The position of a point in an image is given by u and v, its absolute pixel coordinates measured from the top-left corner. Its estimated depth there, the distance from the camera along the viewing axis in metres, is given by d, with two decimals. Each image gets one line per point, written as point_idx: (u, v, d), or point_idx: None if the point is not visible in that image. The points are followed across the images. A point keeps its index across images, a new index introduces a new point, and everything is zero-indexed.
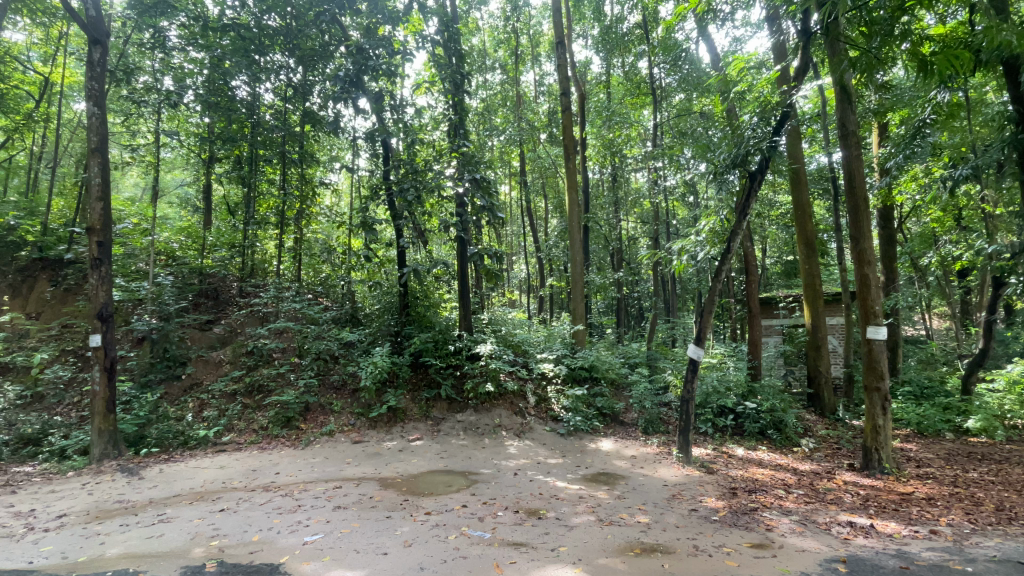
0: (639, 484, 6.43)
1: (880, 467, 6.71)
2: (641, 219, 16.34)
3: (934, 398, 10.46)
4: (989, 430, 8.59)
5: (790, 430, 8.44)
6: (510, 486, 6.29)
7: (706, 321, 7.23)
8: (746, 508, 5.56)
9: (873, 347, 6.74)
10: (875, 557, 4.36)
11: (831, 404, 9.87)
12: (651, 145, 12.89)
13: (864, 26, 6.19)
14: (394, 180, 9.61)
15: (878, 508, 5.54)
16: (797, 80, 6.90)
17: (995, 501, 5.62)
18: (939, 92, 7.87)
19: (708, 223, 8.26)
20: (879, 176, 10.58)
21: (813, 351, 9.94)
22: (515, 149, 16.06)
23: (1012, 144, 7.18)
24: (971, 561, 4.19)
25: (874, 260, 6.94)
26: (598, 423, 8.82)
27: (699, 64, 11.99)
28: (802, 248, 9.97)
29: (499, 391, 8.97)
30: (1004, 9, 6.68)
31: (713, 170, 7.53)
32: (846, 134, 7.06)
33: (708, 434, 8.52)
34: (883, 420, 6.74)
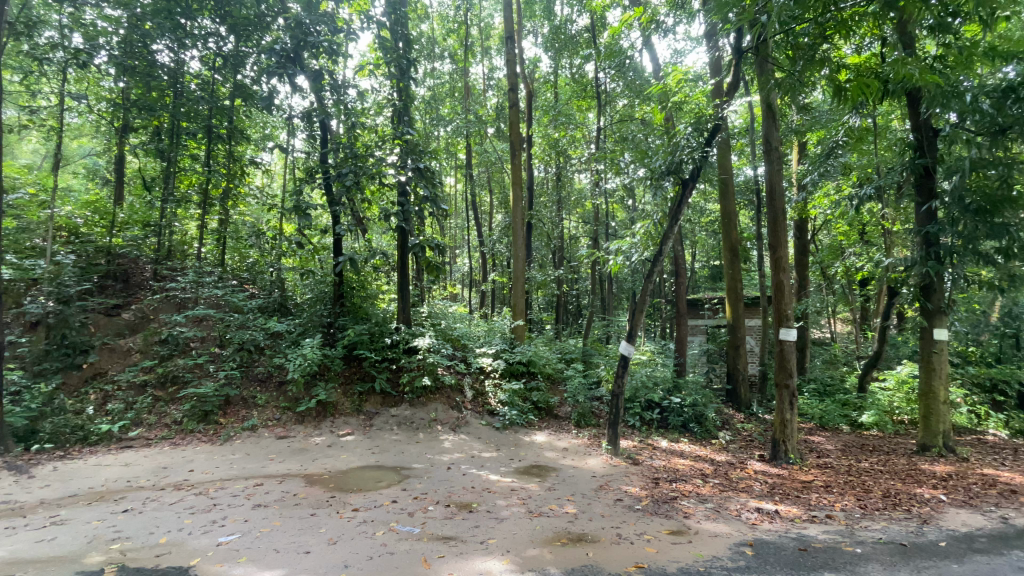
0: (569, 475, 6.61)
1: (787, 458, 7.31)
2: (583, 219, 16.76)
3: (834, 395, 11.54)
4: (880, 424, 9.60)
5: (709, 424, 9.00)
6: (442, 480, 6.26)
7: (638, 319, 7.50)
8: (667, 497, 5.88)
9: (785, 347, 7.31)
10: (779, 540, 4.75)
11: (746, 400, 10.62)
12: (594, 148, 13.24)
13: (789, 50, 6.71)
14: (333, 164, 9.17)
15: (783, 495, 6.05)
16: (728, 95, 7.36)
17: (882, 489, 6.29)
18: (852, 118, 8.68)
19: (643, 225, 8.57)
20: (797, 191, 11.50)
21: (732, 350, 10.66)
22: (462, 142, 15.94)
23: (911, 167, 8.00)
24: (860, 543, 4.67)
25: (788, 267, 7.48)
26: (534, 417, 8.98)
27: (643, 73, 12.48)
28: (728, 254, 10.56)
29: (436, 385, 8.86)
30: (909, 45, 7.41)
31: (650, 175, 7.86)
32: (770, 150, 7.58)
33: (635, 427, 8.90)
34: (790, 414, 7.35)
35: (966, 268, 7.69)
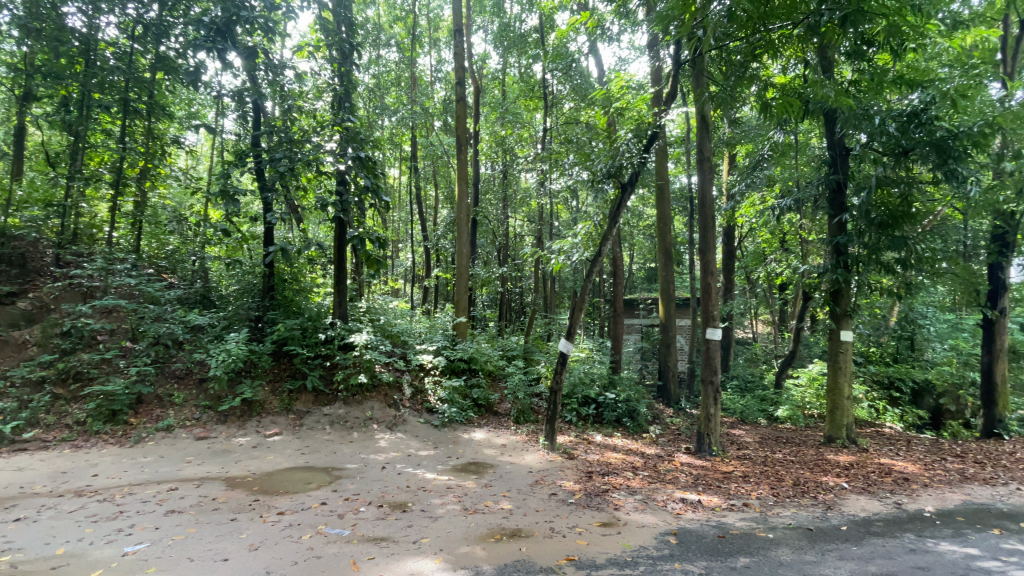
0: (506, 472, 6.66)
1: (710, 450, 7.76)
2: (528, 218, 16.92)
3: (754, 391, 12.38)
4: (793, 417, 10.42)
5: (641, 418, 9.38)
6: (375, 480, 6.11)
7: (577, 317, 7.65)
8: (599, 490, 6.07)
9: (711, 346, 7.76)
10: (700, 529, 5.03)
11: (676, 395, 11.17)
12: (540, 148, 13.41)
13: (723, 66, 7.11)
14: (266, 148, 8.68)
15: (706, 485, 6.42)
16: (666, 104, 7.69)
17: (793, 477, 6.83)
18: (777, 134, 9.37)
19: (584, 227, 8.80)
20: (726, 200, 12.22)
21: (664, 349, 11.16)
22: (407, 133, 15.62)
23: (827, 182, 8.73)
24: (772, 528, 5.04)
25: (716, 271, 7.94)
26: (473, 414, 8.96)
27: (589, 78, 12.77)
28: (662, 257, 11.02)
29: (372, 383, 8.62)
30: (828, 69, 8.02)
31: (592, 178, 8.09)
32: (703, 159, 8.00)
33: (572, 422, 9.12)
34: (715, 409, 7.80)
35: (870, 276, 8.46)
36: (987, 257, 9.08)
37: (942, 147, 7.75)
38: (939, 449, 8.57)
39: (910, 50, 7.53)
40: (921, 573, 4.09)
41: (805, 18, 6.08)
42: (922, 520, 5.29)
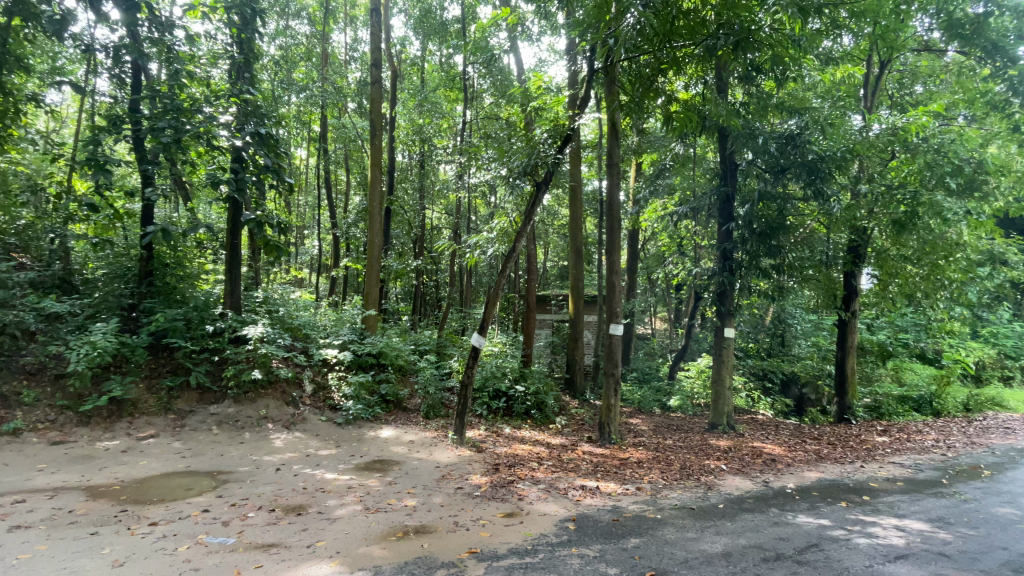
0: (412, 468, 6.56)
1: (610, 438, 8.23)
2: (446, 211, 16.76)
3: (651, 381, 13.32)
4: (683, 406, 11.44)
5: (549, 410, 9.69)
6: (268, 483, 5.72)
7: (490, 310, 7.66)
8: (505, 481, 6.20)
9: (613, 341, 8.23)
10: (597, 514, 5.32)
11: (581, 387, 11.70)
12: (459, 140, 13.33)
13: (633, 77, 7.56)
14: (147, 115, 7.69)
15: (605, 472, 6.81)
16: (581, 108, 7.98)
17: (681, 462, 7.47)
18: (677, 146, 10.24)
19: (500, 223, 8.93)
20: (633, 205, 13.01)
21: (572, 344, 11.64)
22: (317, 113, 14.73)
23: (718, 193, 9.62)
24: (661, 510, 5.48)
25: (621, 271, 8.41)
26: (380, 410, 8.70)
27: (510, 75, 12.80)
28: (573, 256, 11.44)
29: (268, 380, 8.04)
30: (723, 89, 8.78)
31: (508, 175, 8.29)
32: (613, 165, 8.41)
33: (482, 416, 9.19)
34: (615, 400, 8.27)
35: (750, 280, 9.43)
36: (843, 267, 10.51)
37: (811, 168, 8.92)
38: (801, 433, 9.83)
39: (790, 80, 8.47)
40: (782, 542, 4.65)
41: (704, 40, 6.76)
42: (784, 496, 6.03)
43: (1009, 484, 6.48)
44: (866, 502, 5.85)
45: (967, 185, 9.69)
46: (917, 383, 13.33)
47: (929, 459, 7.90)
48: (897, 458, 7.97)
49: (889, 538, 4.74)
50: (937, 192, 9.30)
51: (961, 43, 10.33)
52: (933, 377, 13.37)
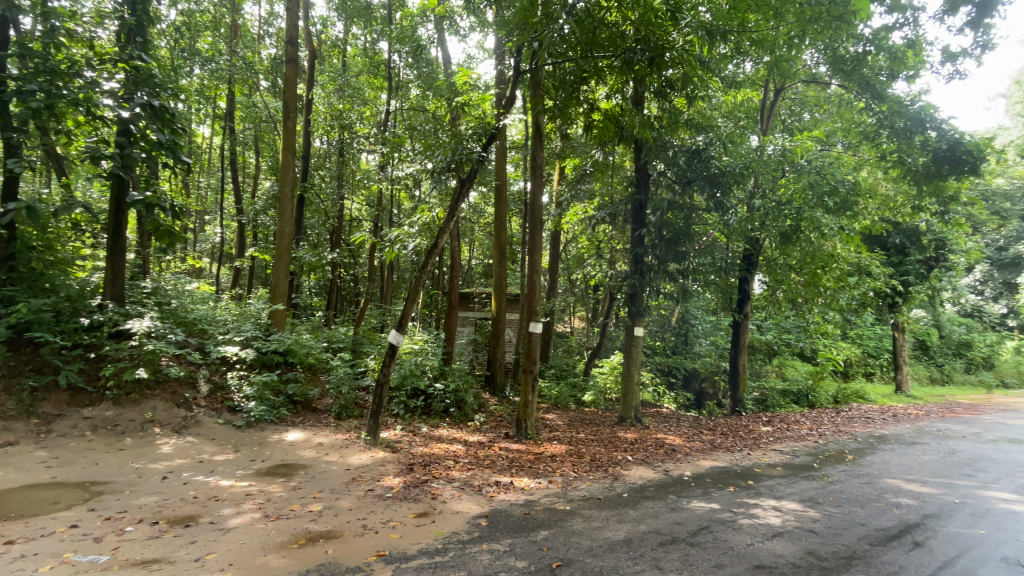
0: (319, 472, 6.26)
1: (527, 434, 8.41)
2: (366, 202, 16.15)
3: (568, 378, 13.79)
4: (596, 401, 12.02)
5: (468, 408, 9.66)
6: (152, 493, 5.19)
7: (410, 307, 7.46)
8: (419, 481, 6.11)
9: (532, 339, 8.42)
10: (509, 509, 5.41)
11: (501, 384, 11.85)
12: (383, 130, 12.90)
13: (557, 82, 7.78)
14: (12, 73, 6.63)
15: (519, 467, 6.94)
16: (505, 109, 8.06)
17: (591, 454, 7.83)
18: (598, 153, 10.67)
19: (422, 218, 8.33)
20: (555, 207, 13.37)
21: (493, 341, 11.72)
22: (225, 88, 13.56)
23: (633, 200, 10.17)
24: (570, 501, 5.70)
25: (541, 270, 8.60)
26: (286, 411, 8.23)
27: (436, 67, 12.61)
28: (496, 254, 11.48)
29: (156, 380, 7.29)
30: (639, 102, 9.30)
31: (432, 169, 8.15)
32: (536, 167, 8.57)
33: (398, 415, 9.00)
34: (532, 396, 8.47)
35: (658, 283, 10.07)
36: (738, 273, 11.57)
37: (713, 182, 9.81)
38: (699, 424, 10.68)
39: (699, 99, 9.11)
40: (676, 526, 5.03)
41: (622, 52, 7.27)
42: (681, 483, 6.53)
43: (865, 467, 7.49)
44: (750, 486, 6.50)
45: (841, 205, 11.04)
46: (796, 378, 14.98)
47: (804, 446, 8.93)
48: (777, 445, 8.92)
49: (767, 518, 5.29)
50: (816, 211, 10.52)
51: (843, 77, 11.75)
52: (809, 373, 15.11)
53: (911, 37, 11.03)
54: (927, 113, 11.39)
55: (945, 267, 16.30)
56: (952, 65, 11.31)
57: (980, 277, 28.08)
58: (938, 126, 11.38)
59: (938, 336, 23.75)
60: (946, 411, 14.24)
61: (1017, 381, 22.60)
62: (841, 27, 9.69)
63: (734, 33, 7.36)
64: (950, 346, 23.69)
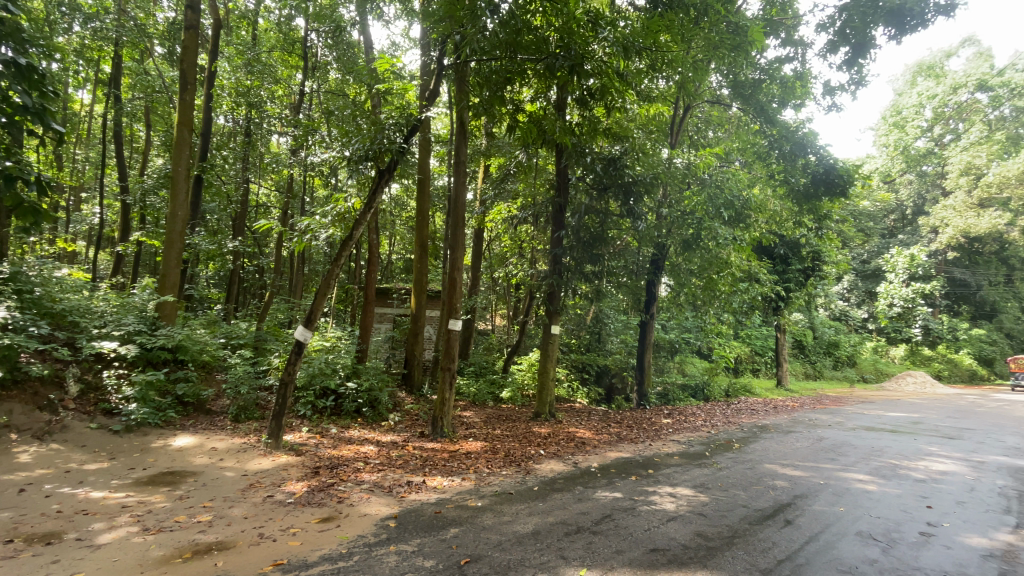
0: (211, 479, 5.76)
1: (442, 432, 8.35)
2: (277, 188, 15.12)
3: (486, 374, 13.89)
4: (513, 398, 12.24)
5: (382, 407, 9.38)
6: (3, 509, 4.49)
7: (320, 302, 7.08)
8: (324, 484, 5.84)
9: (451, 336, 8.38)
10: (419, 508, 5.35)
11: (418, 382, 11.66)
12: (297, 113, 12.15)
13: (482, 80, 7.78)
14: None
15: (432, 466, 6.87)
16: (428, 102, 7.92)
17: (506, 450, 7.95)
18: (521, 154, 10.88)
19: (337, 207, 7.89)
20: (478, 204, 13.39)
21: (412, 338, 11.49)
22: (110, 50, 12.03)
23: (553, 202, 10.48)
24: (481, 497, 5.75)
25: (462, 267, 8.59)
26: (174, 414, 7.51)
27: (356, 51, 12.10)
28: (417, 249, 11.25)
29: (14, 379, 6.28)
30: (561, 108, 9.58)
31: (349, 158, 7.77)
32: (459, 163, 8.52)
33: (304, 416, 8.54)
34: (449, 394, 8.42)
35: (574, 284, 10.48)
36: (648, 276, 12.34)
37: (627, 190, 10.36)
38: (608, 418, 11.26)
39: (617, 110, 9.52)
40: (582, 516, 5.27)
41: (545, 57, 7.45)
42: (588, 475, 6.84)
43: (749, 454, 8.33)
44: (650, 475, 6.96)
45: (737, 217, 12.17)
46: (695, 374, 16.27)
47: (698, 436, 9.74)
48: (676, 436, 9.66)
49: (664, 504, 5.71)
50: (716, 222, 11.52)
51: (742, 101, 12.96)
52: (706, 370, 16.49)
53: (799, 70, 12.40)
54: (809, 140, 12.87)
55: (820, 276, 18.55)
56: (831, 98, 12.89)
57: (847, 285, 32.28)
58: (817, 151, 12.87)
59: (813, 337, 26.93)
60: (817, 403, 16.20)
61: (873, 376, 26.31)
62: (739, 55, 10.67)
63: (650, 50, 7.80)
64: (822, 345, 26.97)
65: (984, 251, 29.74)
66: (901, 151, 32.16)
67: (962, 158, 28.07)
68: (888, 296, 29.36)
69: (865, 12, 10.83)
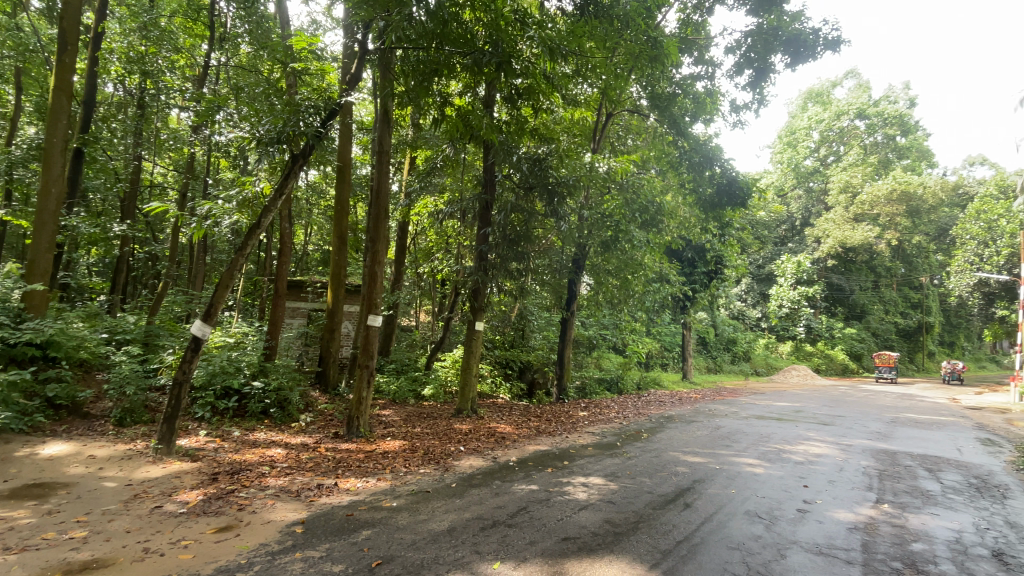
0: (87, 491, 5.12)
1: (357, 432, 8.05)
2: (176, 168, 13.73)
3: (408, 371, 13.60)
4: (435, 395, 12.10)
5: (292, 407, 8.85)
6: None
7: (222, 295, 6.52)
8: (223, 492, 5.40)
9: (370, 332, 8.11)
10: (330, 511, 5.11)
11: (333, 380, 11.13)
12: (202, 87, 11.10)
13: (408, 69, 7.59)
14: None
15: (345, 468, 6.59)
16: (350, 87, 7.55)
17: (425, 448, 7.83)
18: (448, 148, 10.79)
19: (243, 192, 7.29)
20: (403, 196, 13.05)
21: (327, 334, 10.95)
22: None
23: (479, 198, 10.51)
24: (396, 497, 5.62)
25: (383, 260, 8.32)
26: (42, 419, 6.60)
27: (273, 25, 11.29)
28: (336, 241, 10.70)
29: None
30: (489, 105, 9.59)
31: (258, 140, 7.20)
32: (382, 152, 8.23)
33: (203, 419, 7.86)
34: (366, 392, 8.14)
35: (500, 281, 10.53)
36: (570, 275, 12.71)
37: (551, 190, 10.57)
38: (529, 412, 11.50)
39: (544, 111, 9.67)
40: (498, 510, 5.33)
41: (472, 52, 7.41)
42: (506, 469, 6.94)
43: (656, 443, 8.89)
44: (565, 466, 7.20)
45: (652, 220, 12.93)
46: (610, 369, 17.07)
47: (612, 427, 10.24)
48: (591, 428, 10.07)
49: (578, 494, 5.94)
50: (633, 225, 12.14)
51: (658, 111, 13.47)
52: (621, 365, 17.35)
53: (709, 88, 13.40)
54: (715, 154, 14.44)
55: (722, 279, 20.21)
56: (736, 116, 14.05)
57: (744, 287, 35.07)
58: (722, 164, 14.53)
59: (715, 334, 29.26)
60: (717, 394, 17.66)
61: (764, 369, 29.22)
62: (656, 67, 11.23)
63: (575, 55, 8.03)
64: (722, 342, 29.43)
65: (856, 260, 33.96)
66: (793, 168, 35.97)
67: (842, 177, 31.92)
68: (778, 299, 32.69)
69: (767, 39, 11.97)
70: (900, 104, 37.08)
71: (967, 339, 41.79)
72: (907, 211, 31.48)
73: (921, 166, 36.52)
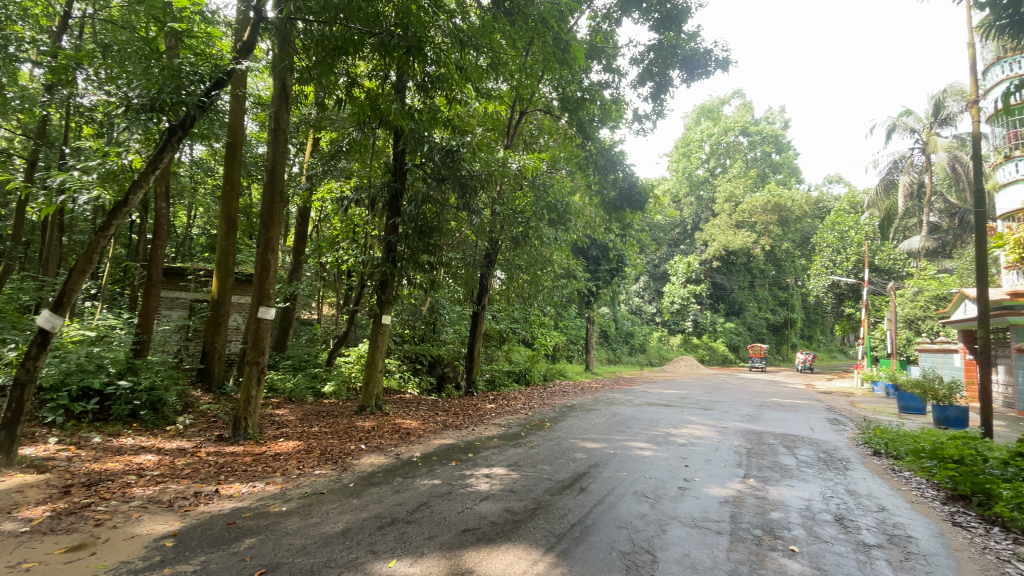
0: None
1: (244, 434, 7.42)
2: (23, 132, 11.71)
3: (307, 368, 12.82)
4: (337, 391, 11.55)
5: (167, 409, 7.96)
6: None
7: (77, 280, 5.66)
8: (77, 506, 4.72)
9: (261, 325, 7.48)
10: (208, 521, 4.68)
11: (219, 378, 10.16)
12: (60, 39, 9.58)
13: (310, 44, 7.11)
14: None
15: (229, 473, 6.06)
16: (241, 56, 6.88)
17: (321, 447, 7.43)
18: (355, 132, 10.32)
19: (106, 164, 6.33)
20: (305, 180, 12.24)
21: (212, 327, 9.97)
22: None
23: (388, 187, 10.22)
24: (286, 501, 5.28)
25: (277, 248, 7.71)
26: None
27: None
28: (225, 226, 9.75)
29: None
30: (400, 90, 9.31)
31: (125, 104, 6.31)
32: (278, 130, 7.62)
33: (52, 425, 6.79)
34: (255, 391, 7.58)
35: (409, 273, 10.28)
36: (482, 269, 12.73)
37: (463, 183, 10.44)
38: (436, 407, 11.40)
39: (456, 103, 9.59)
40: (397, 507, 5.23)
41: (379, 33, 7.11)
42: (408, 465, 6.82)
43: (557, 432, 9.27)
44: (468, 459, 7.25)
45: (562, 218, 13.39)
46: (519, 361, 17.46)
47: (517, 418, 10.49)
48: (497, 420, 10.23)
49: (479, 485, 6.02)
50: (542, 222, 12.51)
51: (569, 111, 13.74)
52: (528, 359, 17.80)
53: (615, 95, 14.13)
54: (618, 159, 15.28)
55: (623, 276, 21.57)
56: (637, 124, 14.98)
57: (642, 286, 37.88)
58: (624, 168, 15.39)
59: (616, 328, 31.11)
60: (615, 384, 18.82)
61: (657, 360, 31.69)
62: (565, 69, 11.59)
63: (489, 50, 8.07)
64: (622, 335, 31.33)
65: (737, 262, 37.92)
66: (688, 175, 39.29)
67: (728, 187, 35.48)
68: (671, 296, 35.64)
69: (666, 55, 12.88)
70: (777, 124, 41.95)
71: (822, 333, 48.53)
72: (779, 221, 35.75)
73: (792, 181, 41.69)
